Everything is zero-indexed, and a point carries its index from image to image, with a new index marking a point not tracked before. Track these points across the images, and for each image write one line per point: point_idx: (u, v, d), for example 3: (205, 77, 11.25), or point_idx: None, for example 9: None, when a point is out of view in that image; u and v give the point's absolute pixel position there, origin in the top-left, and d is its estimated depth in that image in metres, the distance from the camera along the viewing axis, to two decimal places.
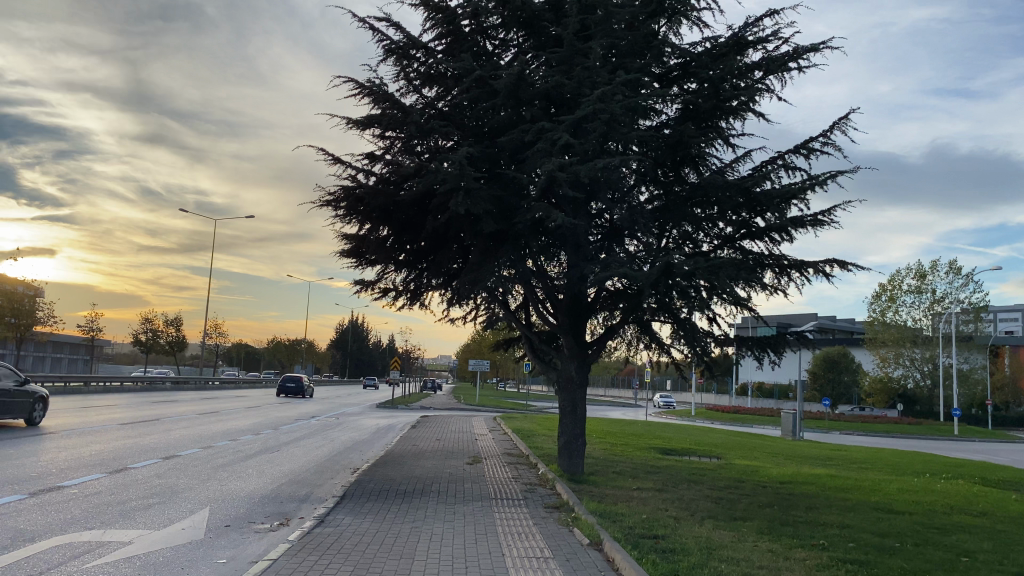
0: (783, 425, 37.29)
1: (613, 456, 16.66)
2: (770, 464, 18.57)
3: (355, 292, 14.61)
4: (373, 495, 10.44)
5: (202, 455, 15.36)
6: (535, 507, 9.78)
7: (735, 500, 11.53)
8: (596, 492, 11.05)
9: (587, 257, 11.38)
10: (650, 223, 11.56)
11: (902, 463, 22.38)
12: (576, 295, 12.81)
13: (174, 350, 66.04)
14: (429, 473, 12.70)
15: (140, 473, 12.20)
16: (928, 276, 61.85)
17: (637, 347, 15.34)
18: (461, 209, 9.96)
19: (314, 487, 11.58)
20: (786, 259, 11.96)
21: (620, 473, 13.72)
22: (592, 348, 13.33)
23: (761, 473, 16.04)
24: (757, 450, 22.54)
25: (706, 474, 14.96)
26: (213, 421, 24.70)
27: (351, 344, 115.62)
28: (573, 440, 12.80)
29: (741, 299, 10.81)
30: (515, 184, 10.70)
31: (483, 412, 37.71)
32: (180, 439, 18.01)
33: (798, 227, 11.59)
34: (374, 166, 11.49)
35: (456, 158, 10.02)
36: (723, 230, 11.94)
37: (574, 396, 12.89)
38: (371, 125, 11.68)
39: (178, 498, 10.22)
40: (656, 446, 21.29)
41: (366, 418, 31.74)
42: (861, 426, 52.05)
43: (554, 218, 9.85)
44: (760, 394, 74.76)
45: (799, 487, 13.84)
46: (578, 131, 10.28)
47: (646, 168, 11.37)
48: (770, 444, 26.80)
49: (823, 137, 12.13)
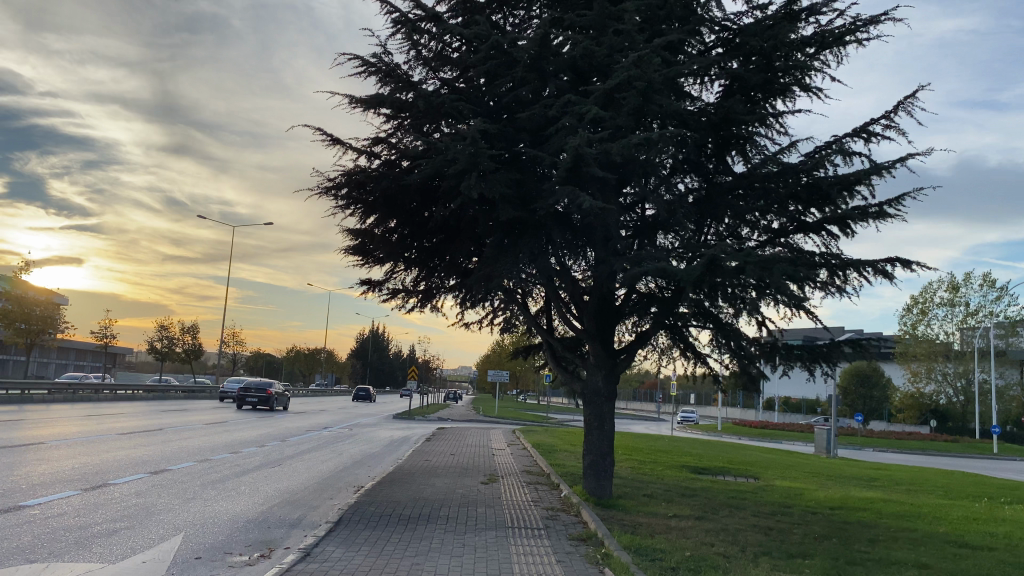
0: (815, 441, 35.47)
1: (642, 476, 15.24)
2: (813, 486, 17.03)
3: (360, 293, 13.40)
4: (372, 521, 9.13)
5: (195, 470, 14.13)
6: (558, 538, 8.43)
7: (787, 532, 10.11)
8: (628, 521, 9.68)
9: (619, 251, 10.02)
10: (690, 213, 10.19)
11: (953, 485, 20.67)
12: (603, 296, 11.45)
13: (190, 358, 65.47)
14: (439, 494, 11.34)
15: (120, 490, 11.03)
16: (961, 289, 59.61)
17: (670, 357, 13.91)
18: (474, 192, 8.67)
19: (309, 509, 10.30)
20: (844, 257, 10.53)
21: (652, 497, 12.30)
22: (621, 356, 11.94)
23: (807, 496, 14.52)
24: (795, 470, 20.96)
25: (748, 498, 13.48)
26: (219, 432, 23.56)
27: (370, 354, 114.84)
28: (600, 459, 11.41)
29: (795, 299, 9.40)
30: (537, 167, 9.39)
31: (501, 425, 36.33)
32: (176, 451, 16.81)
33: (859, 220, 10.17)
34: (378, 149, 10.25)
35: (468, 134, 8.74)
36: (775, 224, 10.51)
37: (601, 408, 11.49)
38: (375, 103, 10.44)
39: (150, 523, 8.96)
40: (687, 464, 19.82)
41: (378, 429, 30.51)
42: (894, 444, 49.92)
43: (581, 202, 8.51)
44: (786, 408, 72.69)
45: (854, 515, 12.34)
46: (609, 103, 9.00)
47: (687, 151, 10.02)
48: (805, 462, 25.14)
49: (886, 119, 10.72)
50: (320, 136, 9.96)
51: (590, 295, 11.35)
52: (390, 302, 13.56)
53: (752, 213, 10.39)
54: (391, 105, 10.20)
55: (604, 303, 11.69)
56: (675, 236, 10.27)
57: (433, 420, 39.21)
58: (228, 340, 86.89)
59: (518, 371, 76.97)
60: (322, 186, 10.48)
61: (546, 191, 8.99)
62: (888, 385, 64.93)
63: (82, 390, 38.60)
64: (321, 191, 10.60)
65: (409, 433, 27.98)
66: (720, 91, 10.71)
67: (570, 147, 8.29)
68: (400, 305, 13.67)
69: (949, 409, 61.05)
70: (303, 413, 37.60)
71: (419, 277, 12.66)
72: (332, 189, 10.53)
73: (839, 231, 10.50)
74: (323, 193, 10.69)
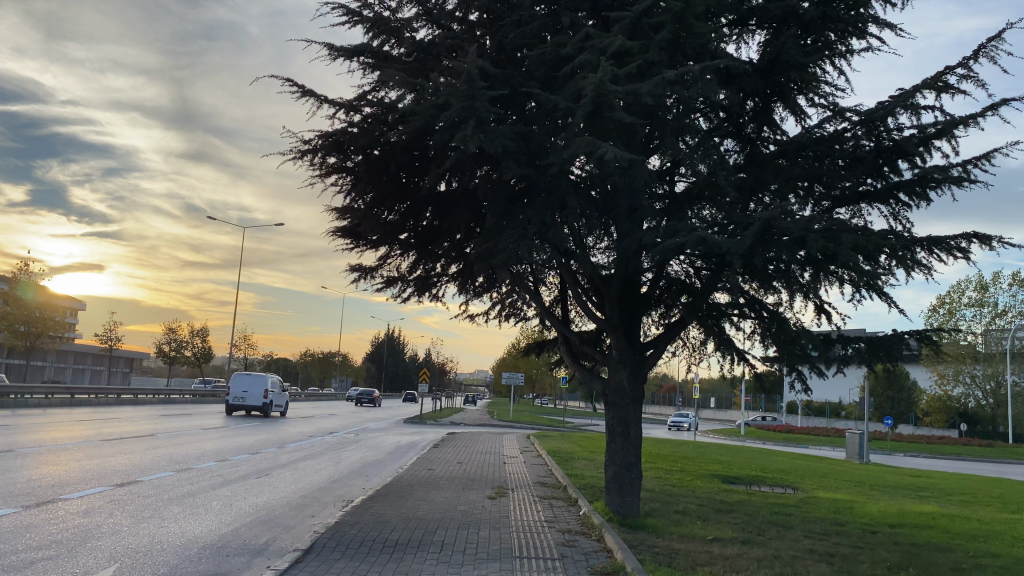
0: (847, 446, 33.54)
1: (670, 488, 13.62)
2: (860, 497, 15.30)
3: (351, 281, 11.83)
4: (351, 548, 7.56)
5: (169, 482, 12.65)
6: (576, 572, 6.82)
7: (852, 559, 8.47)
8: (661, 547, 8.05)
9: (648, 222, 8.36)
10: (732, 175, 8.52)
11: (1008, 496, 18.81)
12: (628, 279, 9.81)
13: (199, 361, 64.46)
14: (438, 510, 9.77)
15: (69, 508, 9.51)
16: (990, 288, 57.12)
17: (703, 354, 12.26)
18: (471, 143, 7.07)
19: (281, 532, 8.78)
20: (915, 229, 8.81)
21: (685, 514, 10.68)
22: (649, 351, 10.28)
23: (860, 510, 12.79)
24: (833, 479, 19.21)
25: (794, 514, 11.78)
26: (214, 437, 22.14)
27: (385, 358, 113.70)
28: (626, 472, 9.74)
29: (866, 278, 7.69)
30: (549, 118, 7.77)
31: (515, 430, 34.76)
32: (157, 460, 15.35)
33: (936, 183, 8.45)
34: (361, 103, 8.64)
35: (464, 74, 7.15)
36: (836, 192, 8.77)
37: (627, 412, 9.82)
38: (358, 52, 8.86)
39: (83, 550, 7.46)
40: (716, 473, 18.14)
41: (385, 434, 28.85)
42: (923, 449, 47.72)
43: (603, 153, 6.88)
44: (808, 411, 70.53)
45: (920, 536, 10.64)
46: (637, 35, 7.41)
47: (729, 101, 8.35)
48: (841, 469, 23.36)
49: (964, 66, 9.00)
50: (289, 86, 8.37)
51: (614, 280, 9.69)
52: (385, 292, 12.00)
53: (808, 178, 8.69)
54: (376, 53, 8.62)
55: (630, 290, 10.03)
56: (717, 206, 8.59)
57: (444, 424, 37.63)
58: (240, 343, 85.71)
59: (533, 374, 75.36)
60: (295, 149, 8.85)
61: (561, 144, 7.36)
62: (915, 387, 62.64)
63: (81, 395, 37.34)
64: (295, 155, 9.01)
65: (418, 438, 26.46)
66: (768, 37, 9.06)
67: (589, 84, 6.69)
68: (395, 294, 12.09)
69: (980, 413, 58.68)
70: (310, 419, 36.10)
71: (416, 261, 11.05)
72: (308, 153, 8.93)
73: (909, 199, 8.79)
74: (298, 160, 9.11)
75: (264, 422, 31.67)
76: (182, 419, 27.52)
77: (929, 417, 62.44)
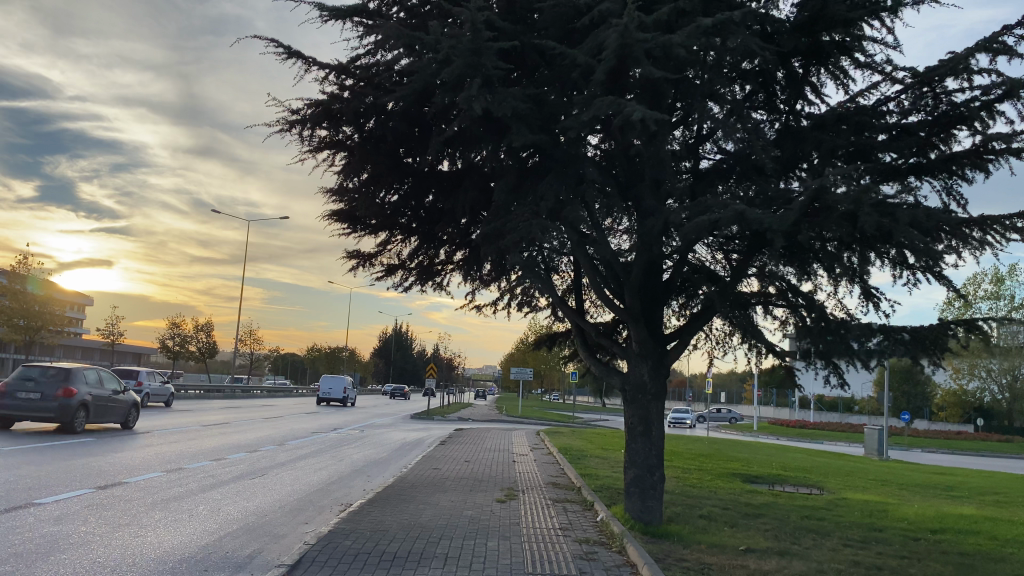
0: (865, 442, 32.57)
1: (690, 489, 12.79)
2: (890, 498, 14.43)
3: (349, 269, 11.00)
4: (343, 562, 6.76)
5: (157, 483, 11.87)
6: None
7: (901, 573, 7.63)
8: (690, 560, 7.24)
9: (675, 199, 7.50)
10: (769, 145, 7.66)
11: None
12: (650, 262, 8.97)
13: (204, 356, 63.87)
14: (443, 516, 8.97)
15: (40, 514, 8.73)
16: (1006, 281, 55.91)
17: (729, 345, 11.43)
18: (477, 104, 6.26)
19: (269, 541, 7.99)
20: (973, 205, 7.90)
21: (711, 520, 9.86)
22: (671, 343, 9.44)
23: (897, 514, 11.89)
24: (858, 477, 18.35)
25: (827, 519, 10.92)
26: (214, 435, 21.42)
27: (393, 352, 113.16)
28: (647, 475, 8.89)
29: (923, 261, 6.80)
30: (566, 79, 6.94)
31: (524, 426, 33.96)
32: (148, 459, 14.58)
33: (998, 151, 7.54)
34: (353, 68, 7.81)
35: (470, 25, 6.33)
36: (881, 166, 7.86)
37: (648, 408, 8.97)
38: (351, 12, 8.03)
39: (45, 565, 6.69)
40: (735, 471, 17.30)
41: (390, 431, 28.05)
42: (939, 444, 46.69)
43: (630, 113, 6.03)
44: (820, 406, 69.46)
45: (968, 544, 9.79)
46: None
47: (766, 60, 7.51)
48: (863, 466, 22.45)
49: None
50: (274, 48, 7.55)
51: (634, 267, 8.83)
52: (385, 280, 11.16)
53: (852, 150, 7.80)
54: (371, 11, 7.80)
55: (652, 278, 9.17)
56: (751, 180, 7.76)
57: (452, 420, 36.88)
58: (245, 338, 84.87)
59: (542, 369, 74.84)
60: (282, 120, 8.02)
61: (579, 105, 6.51)
62: (929, 382, 61.55)
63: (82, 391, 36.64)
64: (283, 127, 8.19)
65: (424, 435, 25.69)
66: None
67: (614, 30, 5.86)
68: (395, 283, 11.27)
69: (994, 407, 57.47)
70: (315, 414, 35.37)
71: (418, 246, 10.20)
72: (297, 125, 8.11)
73: (966, 171, 7.88)
74: (286, 133, 8.29)
75: (265, 418, 30.91)
76: (181, 416, 26.81)
77: (944, 412, 61.43)
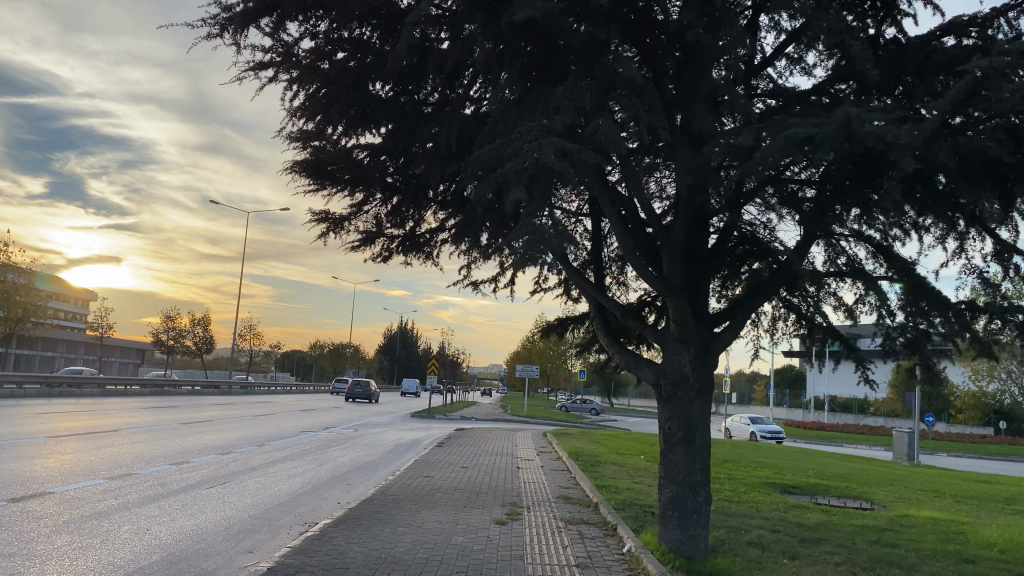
0: (894, 446, 30.51)
1: (727, 505, 10.79)
2: (954, 514, 12.37)
3: (319, 236, 9.01)
4: None
5: (89, 493, 9.88)
6: None
7: None
8: None
9: (741, 120, 5.54)
10: (869, 49, 5.72)
11: None
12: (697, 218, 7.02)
13: (199, 351, 61.89)
14: (424, 546, 6.94)
15: None
16: None
17: (786, 334, 9.43)
18: None
19: None
20: None
21: (766, 551, 7.84)
22: (720, 324, 7.44)
23: (979, 538, 9.84)
24: (905, 487, 16.29)
25: (904, 546, 8.85)
26: (192, 434, 19.53)
27: (398, 350, 111.63)
28: (689, 496, 6.86)
29: None
30: None
31: (529, 425, 32.19)
32: (94, 463, 12.62)
33: None
34: None
35: None
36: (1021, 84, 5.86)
37: (690, 407, 6.95)
38: None
39: None
40: (768, 480, 15.29)
41: (386, 430, 26.16)
42: (960, 447, 44.78)
43: None
44: (835, 406, 67.32)
45: None
46: None
47: None
48: (903, 474, 20.40)
49: None
50: None
51: (675, 225, 6.88)
52: (361, 251, 9.17)
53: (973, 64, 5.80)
54: None
55: (696, 241, 7.22)
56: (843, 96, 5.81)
57: (453, 418, 35.12)
58: (244, 334, 82.70)
59: (548, 366, 73.09)
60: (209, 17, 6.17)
61: None
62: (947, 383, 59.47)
63: (64, 385, 34.80)
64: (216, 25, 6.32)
65: (422, 435, 23.74)
66: None
67: None
68: (374, 256, 9.28)
69: (1015, 410, 55.49)
70: (310, 411, 33.51)
71: (395, 208, 8.17)
72: (232, 21, 6.23)
73: None
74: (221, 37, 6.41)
75: (252, 415, 28.98)
76: (158, 414, 24.96)
77: (961, 414, 59.11)
